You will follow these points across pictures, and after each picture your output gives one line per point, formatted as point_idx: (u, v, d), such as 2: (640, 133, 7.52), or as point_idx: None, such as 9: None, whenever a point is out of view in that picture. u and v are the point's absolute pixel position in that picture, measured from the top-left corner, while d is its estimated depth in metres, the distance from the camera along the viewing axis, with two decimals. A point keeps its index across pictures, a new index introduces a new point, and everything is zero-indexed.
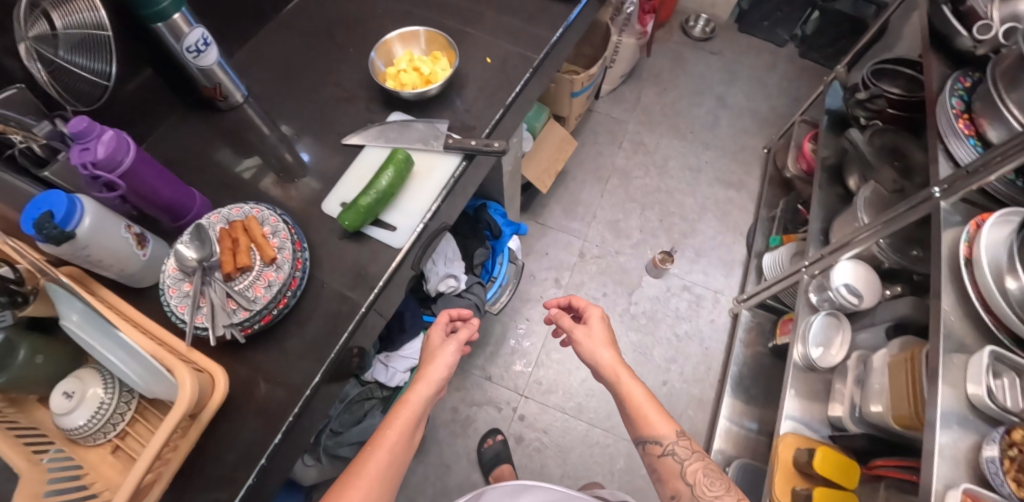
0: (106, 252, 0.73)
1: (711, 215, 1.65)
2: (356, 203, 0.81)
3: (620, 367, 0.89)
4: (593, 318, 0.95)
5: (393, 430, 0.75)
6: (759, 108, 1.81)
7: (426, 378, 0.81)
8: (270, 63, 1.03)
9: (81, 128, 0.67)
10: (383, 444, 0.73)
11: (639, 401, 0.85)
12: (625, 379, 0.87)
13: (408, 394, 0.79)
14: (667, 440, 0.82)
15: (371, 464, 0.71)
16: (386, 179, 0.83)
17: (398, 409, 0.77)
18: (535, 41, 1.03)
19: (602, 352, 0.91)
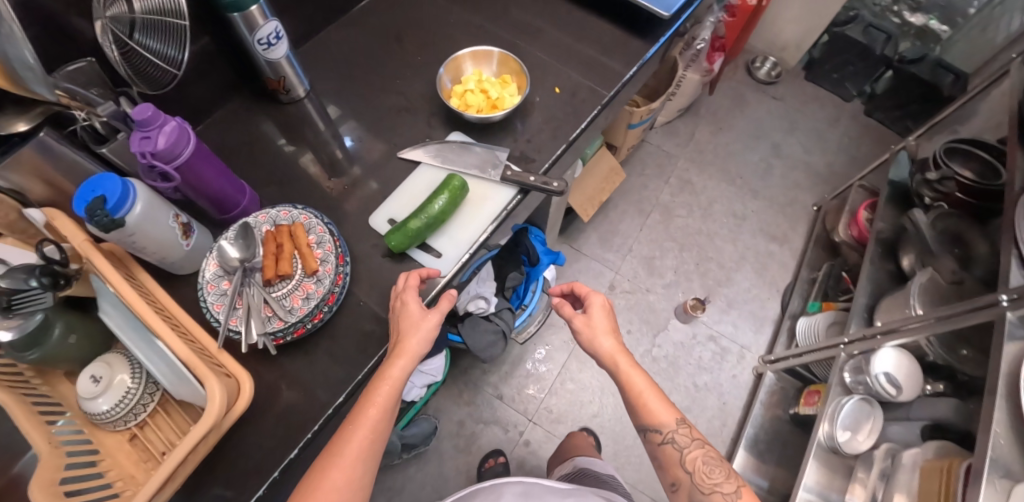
0: (151, 240, 0.72)
1: (749, 267, 1.60)
2: (405, 226, 0.78)
3: (620, 353, 0.79)
4: (595, 303, 0.83)
5: (371, 411, 0.69)
6: (815, 163, 1.75)
7: (402, 354, 0.70)
8: (338, 61, 1.02)
9: (146, 116, 0.64)
10: (360, 428, 0.68)
11: (642, 392, 0.77)
12: (627, 369, 0.78)
13: (386, 369, 0.70)
14: (667, 429, 0.76)
15: (351, 448, 0.66)
16: (439, 204, 0.80)
17: (373, 389, 0.70)
18: (608, 76, 0.99)
19: (603, 336, 0.81)
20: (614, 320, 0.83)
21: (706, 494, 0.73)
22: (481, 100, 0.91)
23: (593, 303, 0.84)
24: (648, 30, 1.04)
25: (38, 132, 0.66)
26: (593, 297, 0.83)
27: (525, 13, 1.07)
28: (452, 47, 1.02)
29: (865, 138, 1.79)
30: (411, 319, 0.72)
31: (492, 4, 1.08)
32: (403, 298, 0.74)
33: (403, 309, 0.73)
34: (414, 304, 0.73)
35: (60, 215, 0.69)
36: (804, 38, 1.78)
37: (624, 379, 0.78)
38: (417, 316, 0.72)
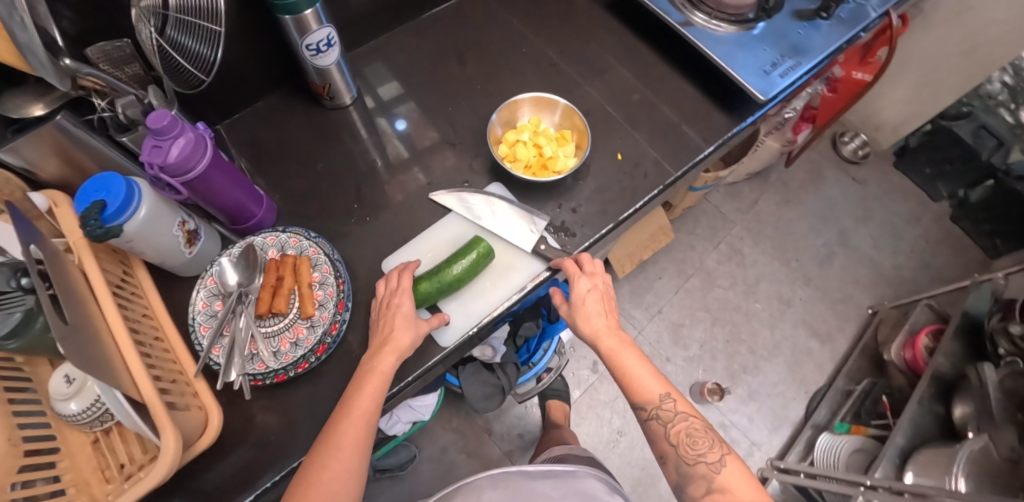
0: (149, 247, 0.67)
1: (781, 360, 1.48)
2: (417, 288, 0.72)
3: (607, 332, 0.71)
4: (579, 286, 0.73)
5: (365, 408, 0.62)
6: (882, 263, 1.59)
7: (394, 350, 0.66)
8: (395, 74, 0.95)
9: (161, 127, 0.58)
10: (354, 420, 0.61)
11: (630, 372, 0.67)
12: (612, 351, 0.69)
13: (372, 362, 0.66)
14: (653, 404, 0.65)
15: (345, 441, 0.59)
16: (460, 268, 0.73)
17: (361, 384, 0.64)
18: (679, 150, 0.88)
19: (591, 318, 0.72)
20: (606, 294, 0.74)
21: (691, 465, 0.62)
22: (531, 156, 0.82)
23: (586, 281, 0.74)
24: (735, 105, 0.92)
25: (55, 116, 0.60)
26: (576, 280, 0.73)
27: (604, 58, 0.96)
28: (518, 83, 0.94)
29: (947, 247, 1.61)
30: (404, 321, 0.69)
31: (572, 41, 0.97)
32: (396, 300, 0.70)
33: (397, 313, 0.69)
34: (408, 304, 0.70)
35: (67, 203, 0.65)
36: (903, 123, 1.60)
37: (613, 361, 0.69)
38: (410, 321, 0.69)
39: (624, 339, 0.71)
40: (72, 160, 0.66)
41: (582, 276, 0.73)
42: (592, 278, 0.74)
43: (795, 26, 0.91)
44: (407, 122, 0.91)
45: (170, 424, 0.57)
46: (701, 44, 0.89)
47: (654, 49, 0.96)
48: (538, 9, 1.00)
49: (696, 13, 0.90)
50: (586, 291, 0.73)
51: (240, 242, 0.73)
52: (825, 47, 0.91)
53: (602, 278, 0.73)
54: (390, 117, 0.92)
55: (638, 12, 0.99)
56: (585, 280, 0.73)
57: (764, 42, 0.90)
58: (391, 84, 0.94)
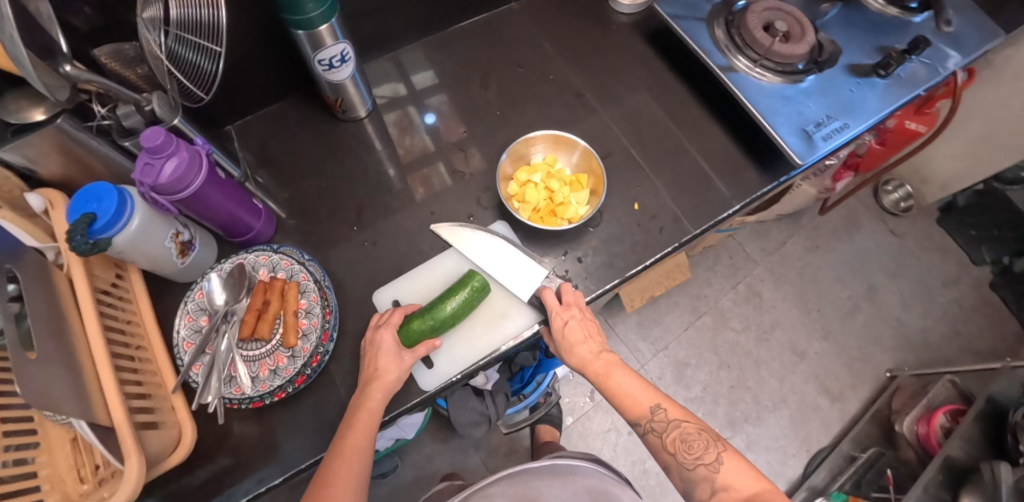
0: (140, 257, 0.66)
1: (786, 414, 1.42)
2: (409, 325, 0.69)
3: (594, 359, 0.68)
4: (557, 321, 0.69)
5: (355, 446, 0.61)
6: (910, 324, 1.49)
7: (382, 387, 0.65)
8: (416, 90, 0.93)
9: (156, 145, 0.56)
10: (348, 461, 0.60)
11: (623, 393, 0.66)
12: (602, 375, 0.67)
13: (360, 400, 0.64)
14: (645, 416, 0.64)
15: (340, 479, 0.58)
16: (452, 306, 0.70)
17: (351, 424, 0.62)
18: (701, 205, 0.83)
19: (575, 350, 0.68)
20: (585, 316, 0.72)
21: (692, 470, 0.60)
22: (541, 199, 0.78)
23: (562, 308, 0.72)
24: (770, 161, 0.85)
25: (56, 119, 0.57)
26: (553, 315, 0.69)
27: (635, 95, 0.91)
28: (541, 115, 0.90)
29: (982, 316, 1.50)
30: (390, 358, 0.67)
31: (603, 73, 0.93)
32: (380, 336, 0.68)
33: (386, 352, 0.67)
34: (391, 340, 0.68)
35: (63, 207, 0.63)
36: (955, 179, 1.49)
37: (602, 381, 0.67)
38: (395, 357, 0.67)
39: (611, 359, 0.68)
40: (71, 167, 0.64)
41: (558, 309, 0.70)
42: (567, 308, 0.70)
43: (847, 81, 0.85)
44: (439, 115, 0.91)
45: (135, 449, 0.55)
46: (740, 93, 0.83)
47: (689, 90, 0.90)
48: (571, 36, 0.96)
49: (740, 57, 0.85)
50: (564, 324, 0.69)
51: (233, 259, 0.73)
52: (879, 109, 0.83)
53: (579, 308, 0.69)
54: (420, 109, 0.91)
55: (677, 50, 0.94)
56: (561, 312, 0.70)
57: (812, 96, 0.83)
58: (427, 74, 0.94)
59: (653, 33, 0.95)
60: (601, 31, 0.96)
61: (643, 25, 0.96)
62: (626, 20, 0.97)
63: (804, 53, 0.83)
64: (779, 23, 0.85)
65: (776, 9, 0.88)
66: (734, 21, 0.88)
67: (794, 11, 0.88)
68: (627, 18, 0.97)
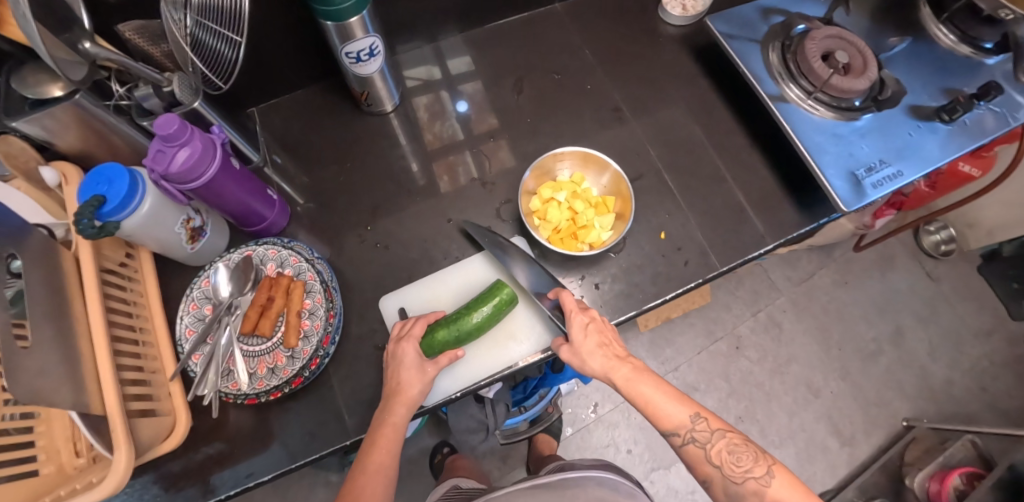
0: (148, 240, 0.65)
1: (792, 453, 1.36)
2: (434, 335, 0.68)
3: (618, 363, 0.62)
4: (575, 321, 0.64)
5: (380, 463, 0.61)
6: (935, 374, 1.41)
7: (405, 402, 0.64)
8: (448, 89, 0.90)
9: (170, 133, 0.55)
10: (373, 479, 0.60)
11: (654, 401, 0.60)
12: (630, 383, 0.61)
13: (384, 414, 0.63)
14: (683, 427, 0.58)
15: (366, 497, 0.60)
16: (478, 318, 0.69)
17: (374, 441, 0.62)
18: (731, 240, 0.79)
19: (595, 355, 0.63)
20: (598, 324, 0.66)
21: (740, 483, 0.55)
22: (562, 219, 0.74)
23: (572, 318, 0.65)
24: (812, 201, 0.81)
25: (75, 95, 0.55)
26: (570, 315, 0.64)
27: (675, 116, 0.87)
28: (574, 127, 0.86)
29: (1014, 374, 1.41)
30: (412, 372, 0.65)
31: (643, 90, 0.89)
32: (403, 348, 0.66)
33: (407, 367, 0.65)
34: (414, 353, 0.66)
35: (77, 182, 0.62)
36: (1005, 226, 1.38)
37: (630, 394, 0.61)
38: (417, 369, 0.65)
39: (638, 365, 0.63)
40: (90, 143, 0.63)
41: (576, 308, 0.65)
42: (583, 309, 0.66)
43: (906, 124, 0.79)
44: (471, 104, 0.89)
45: (124, 439, 0.54)
46: (788, 125, 0.78)
47: (731, 117, 0.87)
48: (615, 47, 0.92)
49: (792, 86, 0.80)
50: (583, 325, 0.64)
51: (241, 250, 0.72)
52: (937, 158, 0.78)
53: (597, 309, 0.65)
54: (454, 97, 0.89)
55: (724, 73, 0.89)
56: (580, 313, 0.65)
57: (866, 137, 0.78)
58: (463, 60, 0.92)
59: (701, 52, 0.91)
60: (647, 44, 0.92)
61: (692, 41, 0.92)
62: (675, 35, 0.92)
63: (862, 89, 0.77)
64: (839, 53, 0.79)
65: (837, 37, 0.82)
66: (791, 46, 0.82)
67: (857, 41, 0.81)
68: (676, 32, 0.93)
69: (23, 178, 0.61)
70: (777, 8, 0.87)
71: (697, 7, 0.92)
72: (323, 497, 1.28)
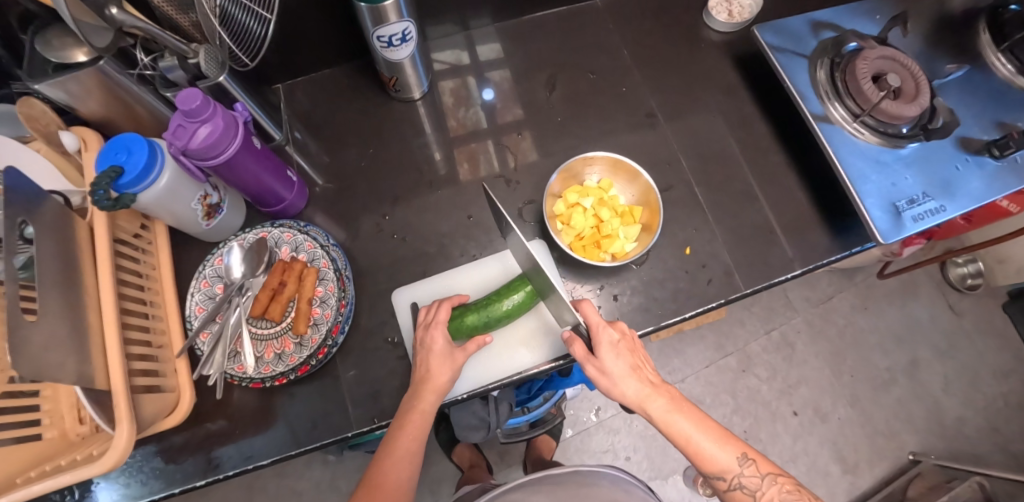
0: (165, 214, 0.64)
1: (792, 475, 1.34)
2: (462, 319, 0.68)
3: (653, 392, 0.60)
4: (605, 339, 0.61)
5: (408, 448, 0.61)
6: (947, 410, 1.37)
7: (434, 389, 0.63)
8: (478, 80, 0.87)
9: (192, 109, 0.54)
10: (399, 462, 0.61)
11: (694, 437, 0.58)
12: (666, 417, 0.59)
13: (414, 399, 0.63)
14: (732, 472, 0.56)
15: (390, 482, 0.60)
16: (506, 306, 0.68)
17: (402, 426, 0.62)
18: (759, 262, 0.76)
19: (627, 380, 0.60)
20: (632, 348, 0.62)
21: None
22: (586, 226, 0.72)
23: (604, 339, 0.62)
24: (847, 226, 0.78)
25: (99, 61, 0.54)
26: (600, 332, 0.61)
27: (711, 128, 0.84)
28: (605, 130, 0.84)
29: None
30: (440, 359, 0.65)
31: (680, 97, 0.86)
32: (431, 333, 0.66)
33: (436, 353, 0.65)
34: (442, 339, 0.66)
35: (97, 149, 0.61)
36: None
37: (668, 429, 0.59)
38: (446, 356, 0.65)
39: (673, 394, 0.61)
40: (112, 110, 0.61)
41: (605, 325, 0.62)
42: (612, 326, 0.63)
43: (953, 157, 0.76)
44: (497, 93, 0.87)
45: (126, 416, 0.53)
46: (830, 147, 0.75)
47: (769, 133, 0.83)
48: (654, 50, 0.89)
49: (838, 106, 0.76)
50: (613, 344, 0.61)
51: (257, 231, 0.72)
52: (984, 195, 0.74)
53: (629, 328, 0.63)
54: (480, 83, 0.87)
55: (766, 86, 0.86)
56: (610, 329, 0.62)
57: (910, 166, 0.74)
58: (493, 47, 0.89)
59: (744, 62, 0.87)
60: (688, 49, 0.88)
61: (736, 49, 0.88)
62: (719, 41, 0.89)
63: (912, 116, 0.73)
64: (891, 75, 0.75)
65: (890, 58, 0.78)
66: (842, 63, 0.78)
67: (911, 64, 0.77)
68: (720, 38, 0.89)
69: (44, 141, 0.60)
70: (829, 23, 0.83)
71: (743, 15, 0.88)
72: (319, 476, 1.29)
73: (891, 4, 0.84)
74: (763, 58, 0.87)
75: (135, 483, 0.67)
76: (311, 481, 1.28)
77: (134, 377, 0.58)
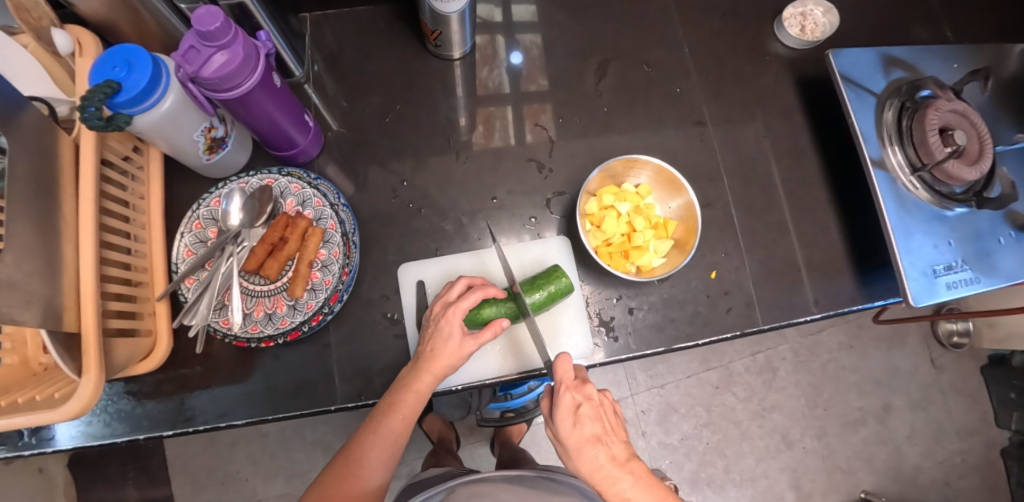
0: (164, 141, 0.57)
1: (748, 494, 1.37)
2: (478, 310, 0.62)
3: (617, 471, 0.56)
4: (564, 403, 0.58)
5: (396, 429, 0.59)
6: (906, 457, 1.41)
7: (433, 372, 0.59)
8: (522, 51, 0.80)
9: (209, 31, 0.47)
10: (385, 442, 0.58)
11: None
12: (627, 501, 0.55)
13: (412, 380, 0.59)
14: None
15: (370, 458, 0.58)
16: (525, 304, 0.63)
17: (395, 405, 0.58)
18: (783, 297, 0.73)
19: (587, 449, 0.57)
20: (596, 418, 0.59)
21: None
22: (617, 233, 0.68)
23: (564, 402, 0.59)
24: (876, 276, 0.75)
25: None
26: (560, 395, 0.58)
27: (761, 148, 0.79)
28: (650, 130, 0.78)
29: (980, 476, 1.41)
30: (443, 339, 0.59)
31: (734, 108, 0.80)
32: (449, 313, 0.59)
33: (445, 335, 0.59)
34: (456, 324, 0.59)
35: (93, 56, 0.53)
36: None
37: None
38: (454, 341, 0.59)
39: (640, 474, 0.57)
40: (117, 11, 0.54)
41: (568, 388, 0.59)
42: (579, 388, 0.60)
43: (999, 229, 0.72)
44: (526, 58, 0.80)
45: (95, 366, 0.48)
46: (880, 195, 0.71)
47: (819, 165, 0.79)
48: (717, 52, 0.82)
49: (897, 152, 0.72)
50: (574, 410, 0.59)
51: (263, 177, 0.65)
52: (1021, 274, 0.71)
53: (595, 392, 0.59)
54: (523, 53, 0.80)
55: (825, 115, 0.81)
56: (571, 392, 0.59)
57: (955, 230, 0.71)
58: (536, 13, 0.82)
59: (807, 84, 0.82)
60: (752, 58, 0.82)
61: (802, 69, 0.82)
62: (786, 57, 0.83)
63: (970, 180, 0.69)
64: (959, 132, 0.70)
65: (961, 112, 0.72)
66: (912, 108, 0.73)
67: (982, 122, 0.71)
68: (786, 53, 0.83)
69: (32, 37, 0.52)
70: (903, 61, 0.77)
71: (816, 33, 0.81)
72: (286, 421, 1.26)
73: (971, 54, 0.79)
74: (828, 85, 0.82)
75: (98, 421, 0.63)
76: (278, 426, 1.26)
77: (108, 319, 0.53)
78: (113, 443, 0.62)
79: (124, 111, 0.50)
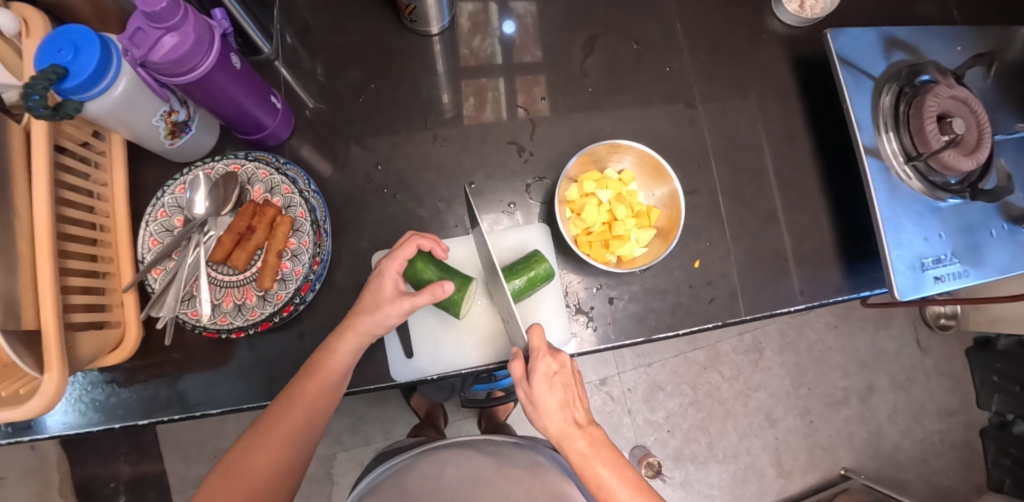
0: (122, 128, 0.55)
1: (729, 470, 1.40)
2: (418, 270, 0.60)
3: (575, 430, 0.57)
4: (541, 368, 0.57)
5: (309, 395, 0.55)
6: (886, 435, 1.43)
7: (355, 331, 0.57)
8: (504, 26, 0.76)
9: (156, 12, 0.43)
10: (297, 406, 0.55)
11: (607, 483, 0.55)
12: (581, 454, 0.56)
13: (332, 342, 0.57)
14: None
15: (277, 428, 0.54)
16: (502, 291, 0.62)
17: (312, 369, 0.56)
18: (768, 285, 0.72)
19: (552, 413, 0.57)
20: (567, 385, 0.58)
21: None
22: (598, 221, 0.65)
23: (541, 369, 0.57)
24: (861, 266, 0.74)
25: None
26: (537, 360, 0.57)
27: (754, 132, 0.76)
28: (639, 111, 0.75)
29: (957, 455, 1.44)
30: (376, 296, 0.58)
31: (728, 89, 0.77)
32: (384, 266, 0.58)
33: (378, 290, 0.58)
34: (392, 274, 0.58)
35: (41, 37, 0.52)
36: (1010, 320, 1.28)
37: (584, 470, 0.55)
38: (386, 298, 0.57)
39: (596, 437, 0.57)
40: None
41: (545, 354, 0.58)
42: (556, 357, 0.59)
43: (988, 221, 0.71)
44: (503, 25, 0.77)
45: (58, 363, 0.48)
46: (873, 184, 0.69)
47: (811, 151, 0.76)
48: (711, 29, 0.78)
49: (892, 138, 0.70)
50: (549, 374, 0.57)
51: (229, 163, 0.63)
52: (1006, 268, 0.70)
53: (571, 361, 0.58)
54: (505, 23, 0.77)
55: (820, 98, 0.78)
56: (548, 359, 0.58)
57: (944, 221, 0.69)
58: None
59: (804, 65, 0.78)
60: (748, 36, 0.78)
61: (799, 48, 0.78)
62: (783, 36, 0.79)
63: (965, 170, 0.67)
64: (958, 120, 0.67)
65: (962, 99, 0.69)
66: (911, 94, 0.70)
67: (982, 110, 0.68)
68: (783, 30, 0.79)
69: None
70: (906, 43, 0.73)
71: (815, 10, 0.77)
72: None
73: (976, 36, 0.76)
74: (825, 67, 0.78)
75: (73, 411, 0.62)
76: None
77: (71, 313, 0.52)
78: (90, 432, 0.62)
79: (74, 97, 0.47)
